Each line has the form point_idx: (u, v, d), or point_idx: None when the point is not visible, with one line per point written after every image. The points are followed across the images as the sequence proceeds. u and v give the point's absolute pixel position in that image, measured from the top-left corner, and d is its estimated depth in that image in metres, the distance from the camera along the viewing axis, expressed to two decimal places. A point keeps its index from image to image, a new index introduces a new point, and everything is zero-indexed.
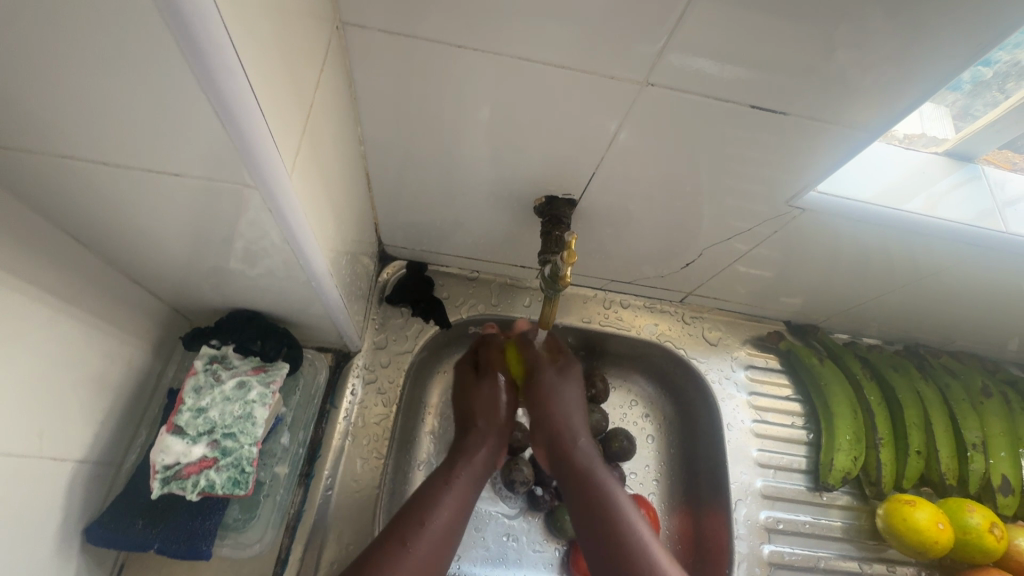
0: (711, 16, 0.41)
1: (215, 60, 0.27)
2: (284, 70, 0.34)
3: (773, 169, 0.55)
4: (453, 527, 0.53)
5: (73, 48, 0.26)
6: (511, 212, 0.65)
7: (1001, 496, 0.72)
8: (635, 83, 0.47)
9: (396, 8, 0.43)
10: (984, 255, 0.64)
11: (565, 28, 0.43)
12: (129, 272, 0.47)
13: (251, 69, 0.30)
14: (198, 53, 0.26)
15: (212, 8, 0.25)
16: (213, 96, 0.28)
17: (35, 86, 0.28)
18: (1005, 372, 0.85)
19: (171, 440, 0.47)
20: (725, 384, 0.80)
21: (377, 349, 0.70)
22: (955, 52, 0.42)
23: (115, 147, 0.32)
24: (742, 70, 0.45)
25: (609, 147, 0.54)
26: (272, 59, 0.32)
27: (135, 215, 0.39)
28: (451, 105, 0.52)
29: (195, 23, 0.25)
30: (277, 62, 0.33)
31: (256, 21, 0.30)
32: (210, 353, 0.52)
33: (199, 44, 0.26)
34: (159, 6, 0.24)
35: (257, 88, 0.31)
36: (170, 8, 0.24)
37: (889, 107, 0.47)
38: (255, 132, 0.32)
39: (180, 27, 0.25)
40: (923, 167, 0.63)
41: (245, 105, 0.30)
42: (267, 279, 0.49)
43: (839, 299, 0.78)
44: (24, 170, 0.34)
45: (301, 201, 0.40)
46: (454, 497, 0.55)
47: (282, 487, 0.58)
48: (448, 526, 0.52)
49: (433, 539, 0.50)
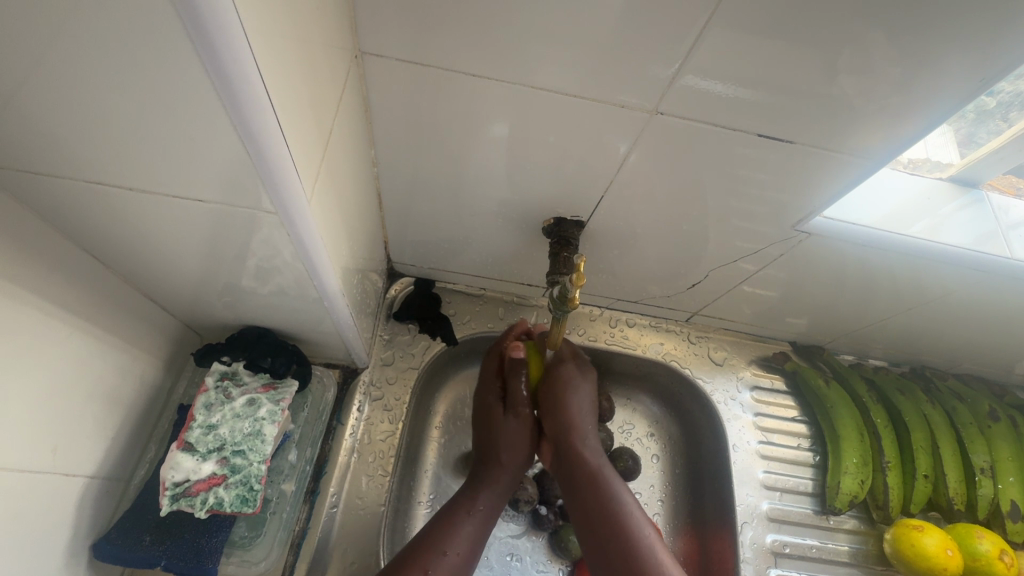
0: (718, 46, 0.43)
1: (245, 97, 0.28)
2: (307, 101, 0.36)
3: (778, 192, 0.56)
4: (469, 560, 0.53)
5: (109, 78, 0.27)
6: (519, 231, 0.66)
7: (1010, 522, 0.72)
8: (644, 111, 0.49)
9: (414, 37, 0.44)
10: (990, 280, 0.64)
11: (576, 58, 0.45)
12: (145, 288, 0.47)
13: (277, 102, 0.31)
14: (231, 91, 0.27)
15: (247, 51, 0.26)
16: (243, 131, 0.30)
17: (69, 114, 0.29)
18: (1012, 396, 0.85)
19: (181, 456, 0.47)
20: (731, 405, 0.80)
21: (384, 366, 0.71)
22: (958, 83, 0.43)
23: (140, 170, 0.33)
24: (750, 98, 0.46)
25: (618, 170, 0.55)
26: (296, 92, 0.33)
27: (156, 235, 0.40)
28: (464, 129, 0.53)
29: (230, 65, 0.26)
30: (301, 95, 0.34)
31: (283, 58, 0.31)
32: (220, 370, 0.53)
33: (229, 80, 0.27)
34: (196, 47, 0.25)
35: (282, 121, 0.32)
36: (203, 46, 0.25)
37: (893, 136, 0.48)
38: (280, 162, 0.33)
39: (217, 71, 0.26)
40: (930, 190, 0.64)
41: (271, 137, 0.31)
42: (280, 297, 0.50)
43: (845, 321, 0.78)
44: (50, 191, 0.35)
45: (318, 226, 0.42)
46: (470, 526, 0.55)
47: (287, 505, 0.58)
48: (463, 558, 0.53)
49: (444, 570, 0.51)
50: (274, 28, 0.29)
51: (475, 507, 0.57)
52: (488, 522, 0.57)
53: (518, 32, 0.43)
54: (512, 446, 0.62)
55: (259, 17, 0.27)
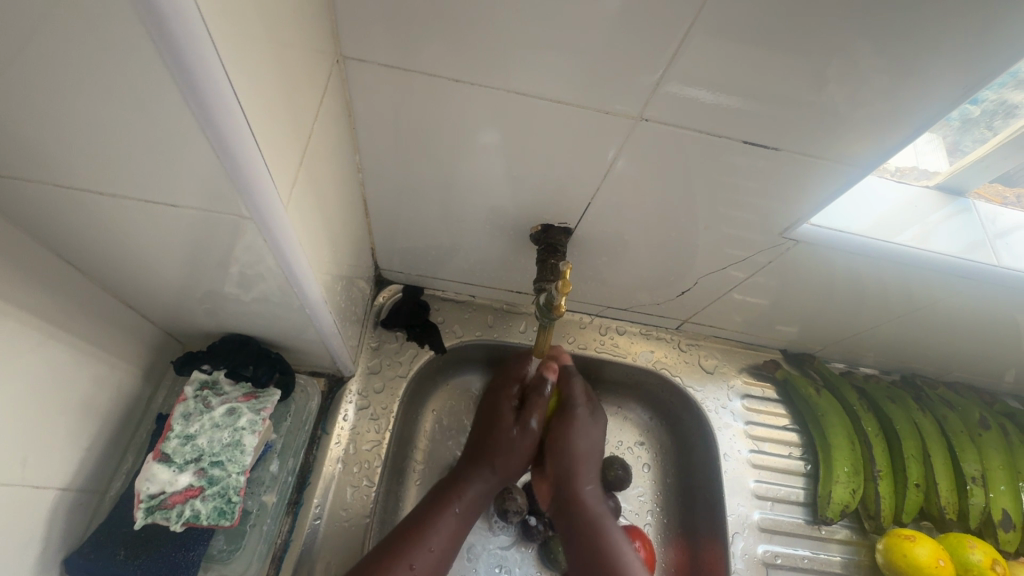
0: (701, 53, 0.42)
1: (215, 101, 0.27)
2: (283, 106, 0.35)
3: (766, 199, 0.56)
4: (444, 558, 0.54)
5: (77, 81, 0.26)
6: (508, 238, 0.65)
7: (1002, 532, 0.71)
8: (630, 118, 0.48)
9: (397, 42, 0.44)
10: (978, 288, 0.64)
11: (560, 64, 0.45)
12: (123, 296, 0.46)
13: (250, 107, 0.30)
14: (200, 97, 0.27)
15: (215, 56, 0.26)
16: (215, 137, 0.29)
17: (37, 116, 0.28)
18: (1002, 404, 0.85)
19: (157, 468, 0.46)
20: (721, 413, 0.79)
21: (371, 374, 0.70)
22: (941, 92, 0.43)
23: (113, 173, 0.32)
24: (736, 104, 0.46)
25: (605, 176, 0.55)
26: (271, 97, 0.33)
27: (131, 240, 0.39)
28: (449, 136, 0.52)
29: (198, 70, 0.26)
30: (277, 100, 0.34)
31: (257, 62, 0.31)
32: (201, 379, 0.51)
33: (199, 86, 0.26)
34: (163, 53, 0.25)
35: (256, 126, 0.31)
36: (169, 51, 0.25)
37: (877, 144, 0.48)
38: (254, 168, 0.32)
39: (184, 76, 0.26)
40: (917, 198, 0.63)
41: (244, 143, 0.30)
42: (262, 304, 0.49)
43: (835, 329, 0.78)
44: (20, 195, 0.34)
45: (298, 232, 0.41)
46: (449, 525, 0.56)
47: (269, 517, 0.57)
48: (440, 554, 0.54)
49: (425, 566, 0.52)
50: (246, 32, 0.29)
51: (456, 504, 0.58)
52: (466, 522, 0.58)
53: (501, 38, 0.43)
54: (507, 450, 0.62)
55: (227, 21, 0.27)
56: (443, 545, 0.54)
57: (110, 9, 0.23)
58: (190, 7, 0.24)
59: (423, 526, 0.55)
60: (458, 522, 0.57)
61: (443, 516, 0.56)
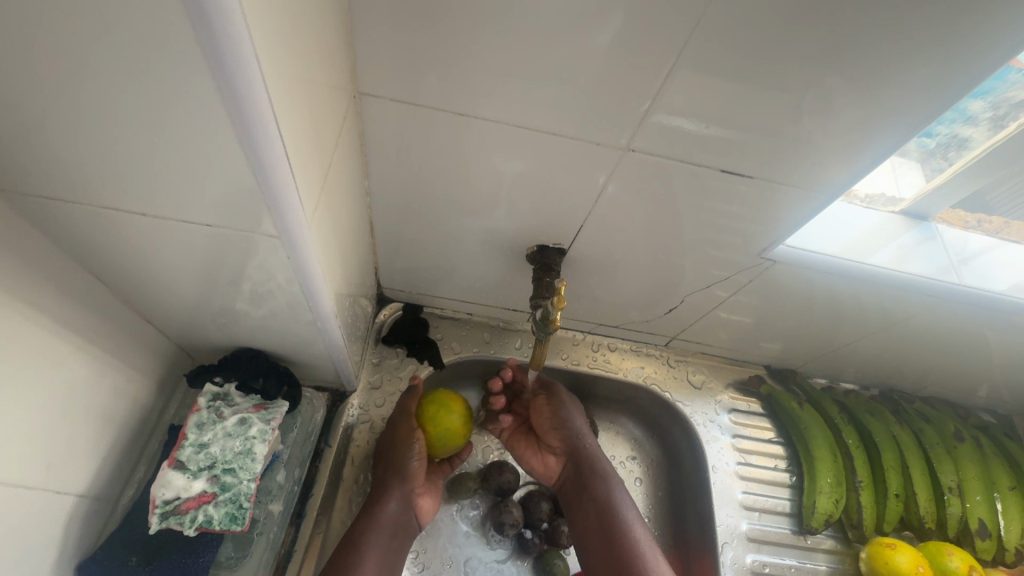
0: (681, 91, 0.47)
1: (262, 139, 0.31)
2: (314, 141, 0.39)
3: (745, 222, 0.60)
4: None
5: (134, 118, 0.30)
6: (505, 258, 0.69)
7: (979, 540, 0.74)
8: (618, 149, 0.53)
9: (406, 80, 0.49)
10: (944, 305, 0.69)
11: (554, 100, 0.49)
12: (144, 311, 0.49)
13: (290, 144, 0.34)
14: (250, 135, 0.31)
15: (267, 102, 0.30)
16: (259, 170, 0.33)
17: (94, 147, 0.32)
18: (976, 418, 0.89)
19: (172, 474, 0.47)
20: (710, 427, 0.82)
21: (372, 389, 0.72)
22: (894, 127, 0.49)
23: (153, 197, 0.36)
24: (715, 134, 0.51)
25: (596, 201, 0.59)
26: (305, 133, 0.37)
27: (160, 258, 0.42)
28: (452, 163, 0.56)
29: (252, 113, 0.29)
30: (308, 135, 0.38)
31: (296, 104, 0.34)
32: (213, 391, 0.53)
33: (251, 123, 0.30)
34: (223, 97, 0.28)
35: (294, 160, 0.35)
36: (230, 97, 0.28)
37: (838, 175, 0.54)
38: (287, 198, 0.36)
39: (239, 117, 0.29)
40: (884, 222, 0.68)
41: (282, 176, 0.34)
42: (273, 319, 0.52)
43: (816, 345, 0.82)
44: (66, 217, 0.37)
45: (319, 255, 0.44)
46: (374, 558, 0.56)
47: (274, 526, 0.58)
48: None
49: None
50: (290, 78, 0.33)
51: (373, 538, 0.58)
52: (389, 550, 0.58)
53: (502, 77, 0.48)
54: (411, 473, 0.63)
55: (277, 71, 0.30)
56: None
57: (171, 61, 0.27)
58: (252, 63, 0.27)
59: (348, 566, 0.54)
60: (381, 554, 0.57)
61: (364, 552, 0.56)
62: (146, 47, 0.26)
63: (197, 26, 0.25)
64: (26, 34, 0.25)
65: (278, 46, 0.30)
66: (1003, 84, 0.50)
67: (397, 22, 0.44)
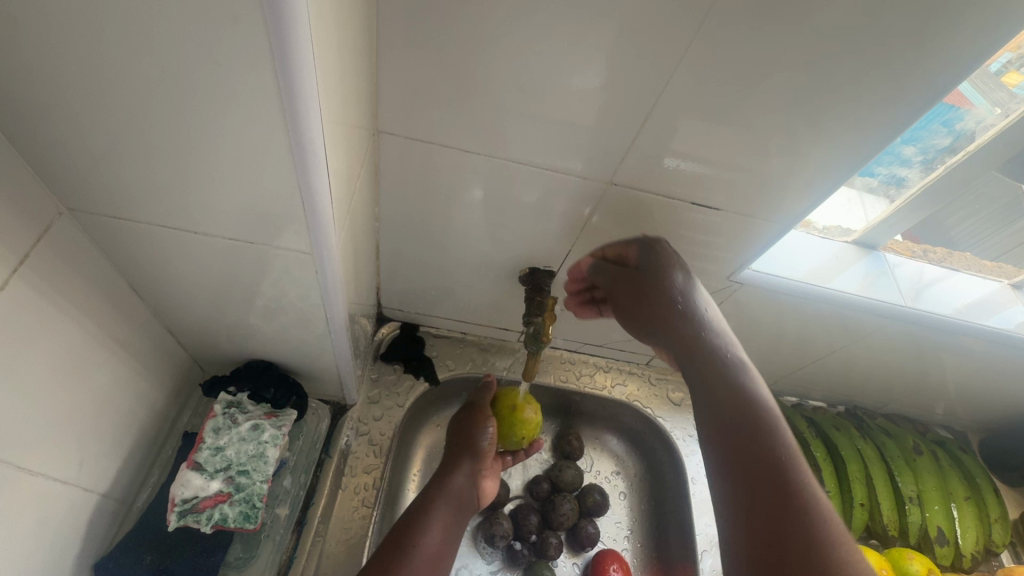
0: (657, 133, 0.55)
1: (316, 182, 0.37)
2: (345, 175, 0.44)
3: (716, 248, 0.67)
4: (435, 554, 0.63)
5: (197, 152, 0.35)
6: (499, 280, 0.75)
7: (938, 546, 0.80)
8: (603, 183, 0.60)
9: (417, 120, 0.55)
10: (895, 327, 0.76)
11: (546, 139, 0.56)
12: (170, 323, 0.53)
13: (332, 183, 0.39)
14: (306, 178, 0.36)
15: (322, 153, 0.35)
16: (307, 204, 0.38)
17: (155, 173, 0.37)
18: (934, 433, 0.96)
19: (191, 475, 0.52)
20: (689, 441, 0.87)
21: (371, 403, 0.76)
22: (839, 169, 0.57)
23: (198, 218, 0.41)
24: (687, 170, 0.58)
25: (584, 228, 0.66)
26: (341, 170, 0.42)
27: (195, 273, 0.47)
28: (451, 193, 0.62)
29: (311, 162, 0.35)
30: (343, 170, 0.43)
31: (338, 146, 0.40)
32: (227, 399, 0.57)
33: (310, 170, 0.36)
34: (291, 147, 0.34)
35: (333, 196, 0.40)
36: (297, 149, 0.34)
37: (792, 208, 0.61)
38: (324, 228, 0.41)
39: (301, 164, 0.35)
40: (840, 252, 0.76)
41: (323, 211, 0.39)
42: (288, 332, 0.56)
43: (785, 364, 0.88)
44: (119, 234, 0.42)
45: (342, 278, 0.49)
46: (438, 524, 0.65)
47: (280, 528, 0.62)
48: (432, 550, 0.63)
49: (420, 564, 0.61)
50: (336, 128, 0.38)
51: (439, 503, 0.67)
52: (452, 518, 0.67)
53: (501, 118, 0.54)
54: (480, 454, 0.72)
55: (330, 124, 0.36)
56: (433, 544, 0.63)
57: (236, 113, 0.32)
58: (316, 123, 0.33)
59: (415, 531, 0.63)
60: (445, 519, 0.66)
61: (431, 518, 0.65)
62: (225, 100, 0.32)
63: (281, 92, 0.31)
64: (123, 79, 0.31)
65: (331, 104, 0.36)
66: (928, 133, 0.59)
67: (413, 68, 0.51)
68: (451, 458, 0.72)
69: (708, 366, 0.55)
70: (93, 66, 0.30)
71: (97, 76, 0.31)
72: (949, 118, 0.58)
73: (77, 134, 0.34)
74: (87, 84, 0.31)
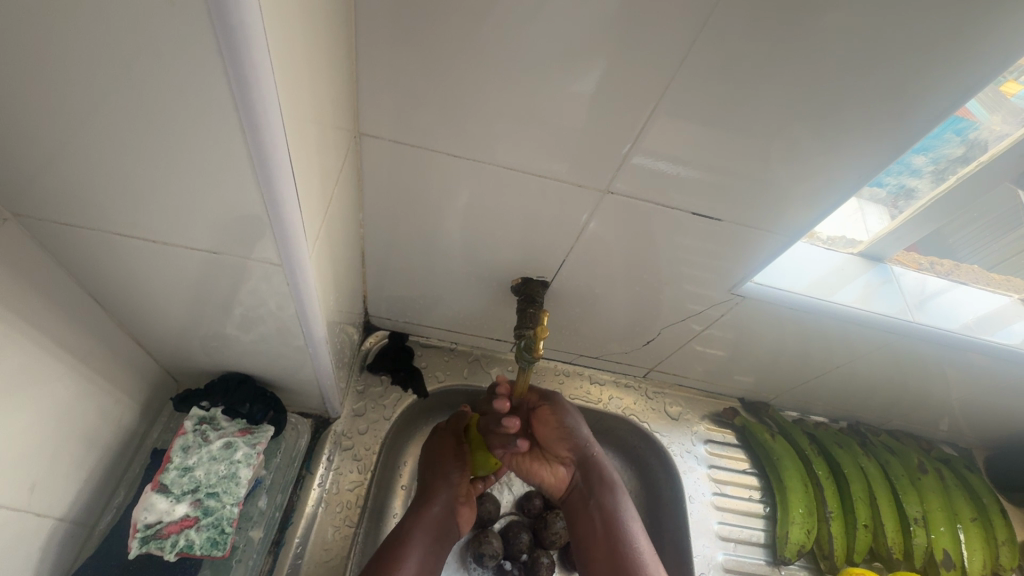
0: (656, 139, 0.52)
1: (282, 186, 0.34)
2: (320, 179, 0.41)
3: (717, 259, 0.64)
4: None
5: (154, 156, 0.32)
6: (491, 290, 0.72)
7: (945, 570, 0.77)
8: (598, 191, 0.57)
9: (402, 124, 0.52)
10: (903, 342, 0.73)
11: (539, 145, 0.53)
12: (137, 335, 0.50)
13: (301, 188, 0.36)
14: (270, 182, 0.33)
15: (286, 154, 0.32)
16: (273, 210, 0.35)
17: (110, 179, 0.34)
18: (938, 450, 0.94)
19: (156, 498, 0.49)
20: (686, 458, 0.84)
21: (356, 417, 0.73)
22: (845, 179, 0.54)
23: (159, 226, 0.38)
24: (689, 177, 0.55)
25: (579, 236, 0.63)
26: (314, 173, 0.39)
27: (160, 284, 0.44)
28: (440, 199, 0.60)
29: (274, 165, 0.32)
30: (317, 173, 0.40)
31: (309, 148, 0.37)
32: (199, 415, 0.54)
33: (274, 173, 0.33)
34: (251, 149, 0.31)
35: (303, 201, 0.37)
36: (258, 149, 0.31)
37: (796, 219, 0.59)
38: (295, 236, 0.38)
39: (263, 167, 0.32)
40: (844, 264, 0.73)
41: (292, 217, 0.36)
42: (264, 344, 0.53)
43: (787, 379, 0.85)
44: (76, 243, 0.39)
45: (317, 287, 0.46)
46: (414, 557, 0.59)
47: (254, 552, 0.58)
48: None
49: None
50: (307, 127, 0.36)
51: (416, 535, 0.61)
52: (431, 550, 0.62)
53: (492, 122, 0.52)
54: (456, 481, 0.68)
55: (297, 123, 0.33)
56: None
57: (193, 114, 0.30)
58: (278, 121, 0.30)
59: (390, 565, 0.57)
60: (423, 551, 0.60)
61: (407, 551, 0.59)
62: (180, 100, 0.29)
63: (236, 94, 0.28)
64: (65, 74, 0.28)
65: (299, 103, 0.33)
66: (940, 142, 0.56)
67: (398, 69, 0.48)
68: (427, 485, 0.67)
69: (592, 466, 0.67)
70: (30, 60, 0.27)
71: (35, 71, 0.28)
72: (962, 127, 0.55)
73: (20, 136, 0.31)
74: (23, 82, 0.28)
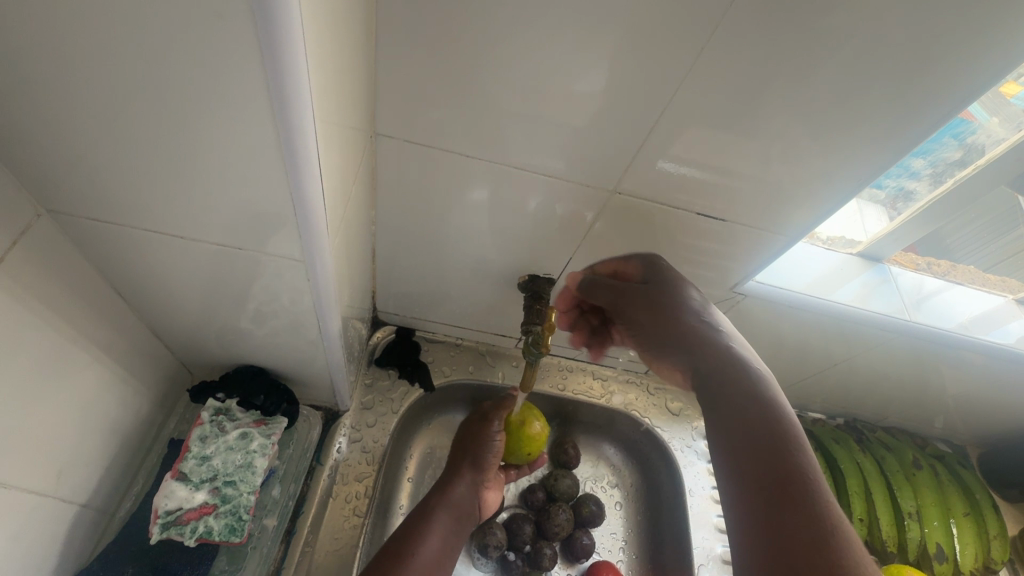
0: (664, 141, 0.53)
1: (309, 188, 0.35)
2: (341, 179, 0.43)
3: (720, 258, 0.66)
4: (436, 561, 0.61)
5: (184, 155, 0.34)
6: (498, 287, 0.73)
7: (937, 562, 0.79)
8: (607, 191, 0.59)
9: (416, 124, 0.54)
10: (898, 341, 0.75)
11: (549, 146, 0.55)
12: (156, 328, 0.52)
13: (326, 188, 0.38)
14: (299, 185, 0.35)
15: (316, 158, 0.34)
16: (299, 210, 0.37)
17: (141, 178, 0.35)
18: (932, 447, 0.96)
19: (176, 485, 0.51)
20: (687, 452, 0.86)
21: (365, 410, 0.74)
22: (846, 182, 0.56)
23: (186, 224, 0.39)
24: (695, 178, 0.56)
25: (586, 235, 0.64)
26: (337, 173, 0.40)
27: (182, 279, 0.45)
28: (450, 198, 0.61)
29: (304, 168, 0.34)
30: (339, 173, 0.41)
31: (334, 150, 0.38)
32: (215, 406, 0.55)
33: (303, 175, 0.34)
34: (283, 153, 0.33)
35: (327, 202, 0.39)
36: (290, 153, 0.33)
37: (797, 220, 0.60)
38: (318, 235, 0.40)
39: (294, 170, 0.34)
40: (843, 264, 0.74)
41: (317, 217, 0.38)
42: (280, 338, 0.54)
43: (786, 376, 0.87)
44: (104, 239, 0.41)
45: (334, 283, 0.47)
46: (438, 531, 0.63)
47: (268, 539, 0.60)
48: (432, 557, 0.61)
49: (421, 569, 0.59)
50: (332, 130, 0.37)
51: (441, 510, 0.65)
52: (454, 527, 0.65)
53: (504, 123, 0.53)
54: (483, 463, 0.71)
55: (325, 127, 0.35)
56: (434, 551, 0.61)
57: (227, 118, 0.31)
58: (310, 127, 0.32)
59: (415, 536, 0.61)
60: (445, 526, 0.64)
61: (431, 524, 0.63)
62: (215, 104, 0.30)
63: (273, 99, 0.30)
64: (107, 78, 0.29)
65: (327, 107, 0.35)
66: (939, 146, 0.58)
67: (414, 70, 0.49)
68: (454, 465, 0.71)
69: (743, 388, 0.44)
70: (73, 63, 0.28)
71: (78, 74, 0.29)
72: (961, 131, 0.56)
73: (59, 136, 0.32)
74: (66, 85, 0.29)
